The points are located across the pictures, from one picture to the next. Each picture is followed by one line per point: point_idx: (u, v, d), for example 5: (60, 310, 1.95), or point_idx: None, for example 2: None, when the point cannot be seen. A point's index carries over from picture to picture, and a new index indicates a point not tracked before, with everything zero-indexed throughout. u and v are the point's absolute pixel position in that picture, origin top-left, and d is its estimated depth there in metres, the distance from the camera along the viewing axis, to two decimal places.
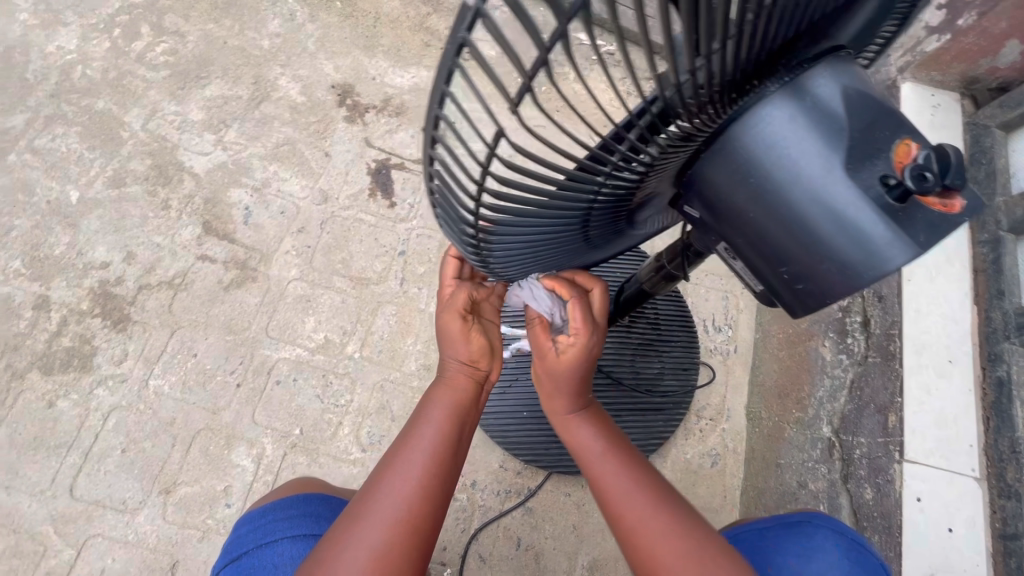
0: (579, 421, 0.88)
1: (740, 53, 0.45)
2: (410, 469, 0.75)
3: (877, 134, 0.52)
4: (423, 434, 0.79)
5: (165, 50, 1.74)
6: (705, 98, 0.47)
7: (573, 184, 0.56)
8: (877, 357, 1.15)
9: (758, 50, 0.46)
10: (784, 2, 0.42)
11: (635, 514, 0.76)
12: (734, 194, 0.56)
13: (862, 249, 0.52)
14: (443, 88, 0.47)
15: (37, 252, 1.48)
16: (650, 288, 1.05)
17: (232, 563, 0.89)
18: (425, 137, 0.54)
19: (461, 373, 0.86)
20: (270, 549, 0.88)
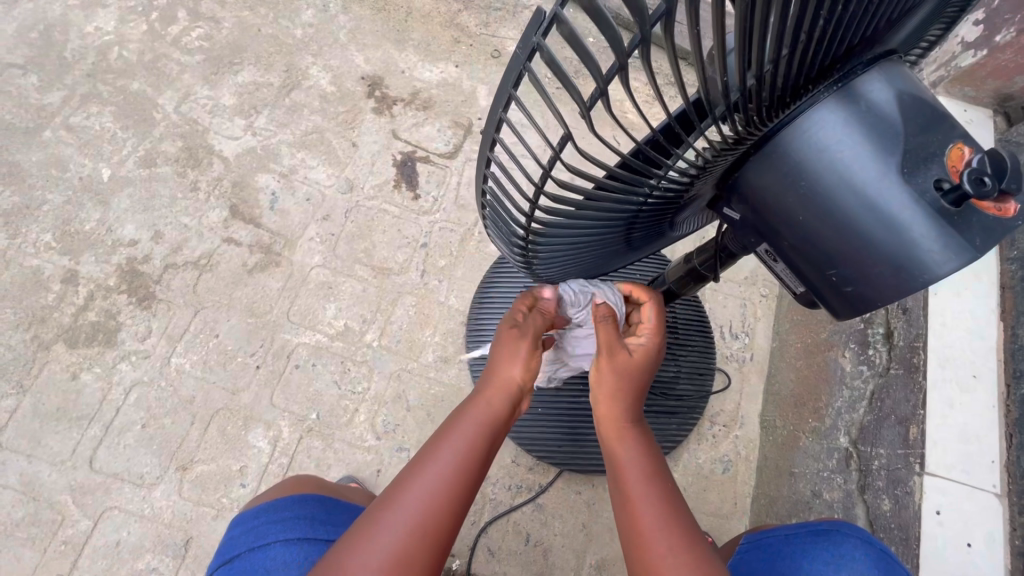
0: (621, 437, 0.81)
1: (800, 64, 0.46)
2: (434, 474, 0.71)
3: (930, 139, 0.52)
4: (450, 437, 0.74)
5: (200, 35, 1.76)
6: (760, 106, 0.48)
7: (624, 185, 0.60)
8: (900, 369, 1.15)
9: (817, 61, 0.47)
10: (847, 15, 0.44)
11: (657, 547, 0.68)
12: (784, 197, 0.57)
13: (916, 252, 0.52)
14: (510, 92, 0.51)
15: (68, 227, 1.50)
16: (677, 288, 1.06)
17: (222, 566, 0.86)
18: (485, 139, 0.59)
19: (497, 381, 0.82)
20: (261, 552, 0.86)
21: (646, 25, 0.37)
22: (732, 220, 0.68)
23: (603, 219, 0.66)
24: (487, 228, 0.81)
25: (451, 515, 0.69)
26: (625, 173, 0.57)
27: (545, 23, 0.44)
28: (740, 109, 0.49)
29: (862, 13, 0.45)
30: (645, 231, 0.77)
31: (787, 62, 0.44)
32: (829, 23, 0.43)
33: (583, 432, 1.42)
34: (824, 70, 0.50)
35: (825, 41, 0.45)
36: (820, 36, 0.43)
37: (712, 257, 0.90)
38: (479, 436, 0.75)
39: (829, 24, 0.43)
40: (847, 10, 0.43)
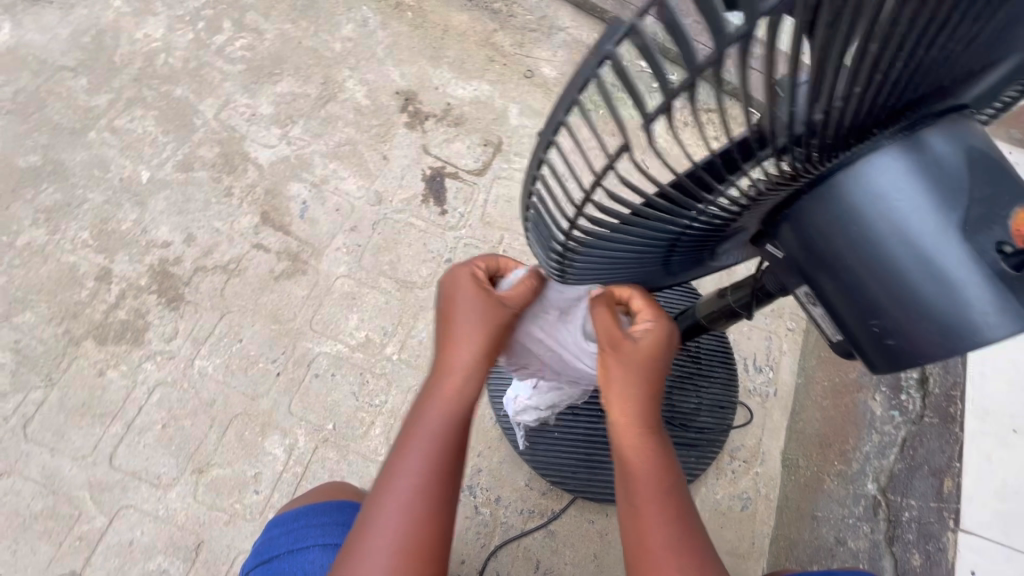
0: (641, 440, 0.82)
1: (871, 102, 0.44)
2: (404, 490, 0.74)
3: (995, 201, 0.51)
4: (412, 455, 0.76)
5: (243, 45, 1.81)
6: (822, 142, 0.46)
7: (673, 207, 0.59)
8: (935, 418, 1.15)
9: (887, 101, 0.44)
10: (926, 59, 0.41)
11: (658, 548, 0.74)
12: (832, 240, 0.55)
13: (969, 316, 0.51)
14: (573, 97, 0.49)
15: (105, 226, 1.55)
16: (707, 322, 1.04)
17: (261, 565, 0.88)
18: (538, 143, 0.57)
19: (461, 370, 0.81)
20: (301, 555, 0.87)
21: (726, 42, 0.34)
22: (775, 257, 0.66)
23: (645, 239, 0.65)
24: (526, 234, 0.78)
25: (430, 522, 0.73)
26: (673, 194, 0.56)
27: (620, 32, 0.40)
28: (801, 146, 0.46)
29: (937, 61, 0.43)
30: (684, 257, 0.75)
31: (857, 99, 0.42)
32: (904, 66, 0.41)
33: (599, 457, 1.40)
34: (893, 112, 0.48)
35: (893, 88, 0.43)
36: (885, 84, 0.42)
37: (748, 294, 0.89)
38: (452, 420, 0.79)
39: (902, 68, 0.41)
40: (924, 58, 0.41)
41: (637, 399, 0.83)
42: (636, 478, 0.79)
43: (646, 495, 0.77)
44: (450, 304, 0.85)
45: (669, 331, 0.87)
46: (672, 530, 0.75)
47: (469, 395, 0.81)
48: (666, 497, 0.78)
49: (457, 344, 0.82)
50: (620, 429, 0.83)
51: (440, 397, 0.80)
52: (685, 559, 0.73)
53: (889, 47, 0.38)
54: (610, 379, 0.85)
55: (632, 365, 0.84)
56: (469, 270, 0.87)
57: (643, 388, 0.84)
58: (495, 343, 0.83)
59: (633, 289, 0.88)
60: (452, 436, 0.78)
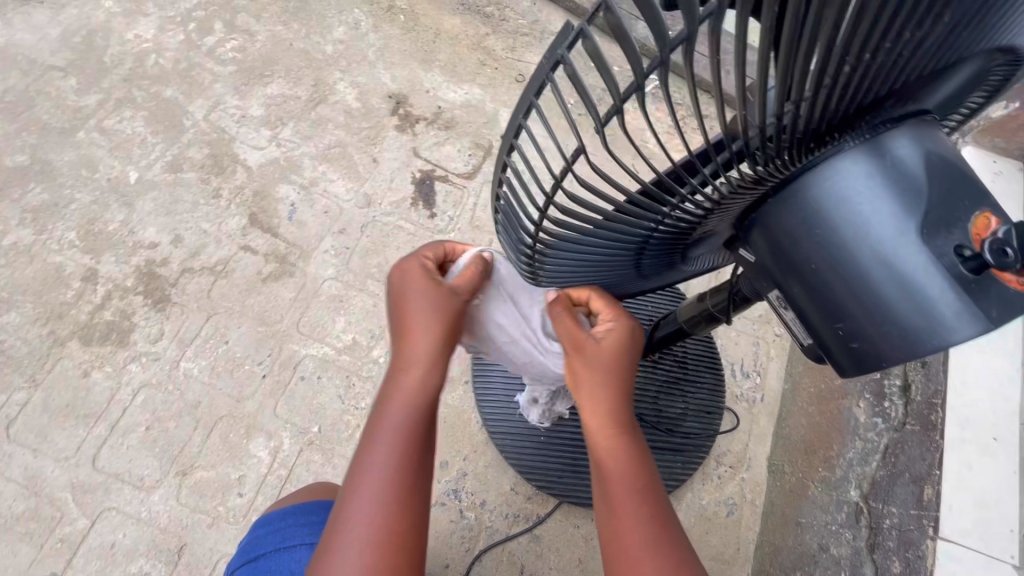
0: (616, 437, 0.82)
1: (828, 106, 0.44)
2: (371, 489, 0.73)
3: (957, 204, 0.51)
4: (375, 454, 0.75)
5: (234, 47, 1.81)
6: (783, 143, 0.47)
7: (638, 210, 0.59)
8: (916, 426, 1.16)
9: (846, 104, 0.45)
10: (882, 63, 0.42)
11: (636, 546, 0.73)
12: (798, 241, 0.55)
13: (932, 318, 0.50)
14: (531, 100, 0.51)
15: (92, 226, 1.54)
16: (689, 328, 1.05)
17: (248, 564, 0.87)
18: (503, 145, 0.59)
19: (415, 361, 0.81)
20: (287, 554, 0.87)
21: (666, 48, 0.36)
22: (747, 261, 0.66)
23: (612, 240, 0.65)
24: (498, 234, 0.79)
25: (400, 517, 0.73)
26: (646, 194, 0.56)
27: (571, 36, 0.43)
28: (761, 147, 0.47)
29: (894, 66, 0.43)
30: (655, 259, 0.75)
31: (811, 104, 0.43)
32: (858, 72, 0.41)
33: (585, 462, 1.40)
34: (855, 116, 0.48)
35: (853, 89, 0.43)
36: (847, 82, 0.42)
37: (726, 299, 0.89)
38: (413, 410, 0.78)
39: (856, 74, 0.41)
40: (881, 61, 0.41)
41: (601, 389, 0.84)
42: (603, 466, 0.80)
43: (620, 491, 0.77)
44: (403, 297, 0.84)
45: (633, 330, 0.88)
46: (640, 508, 0.76)
47: (431, 386, 0.81)
48: (643, 493, 0.77)
49: (410, 334, 0.82)
50: (594, 427, 0.84)
51: (396, 394, 0.79)
52: (661, 556, 0.72)
53: (851, 44, 0.38)
54: (577, 375, 0.87)
55: (600, 363, 0.85)
56: (419, 263, 0.87)
57: (606, 379, 0.85)
58: (446, 330, 0.83)
59: (590, 291, 0.91)
60: (414, 426, 0.78)
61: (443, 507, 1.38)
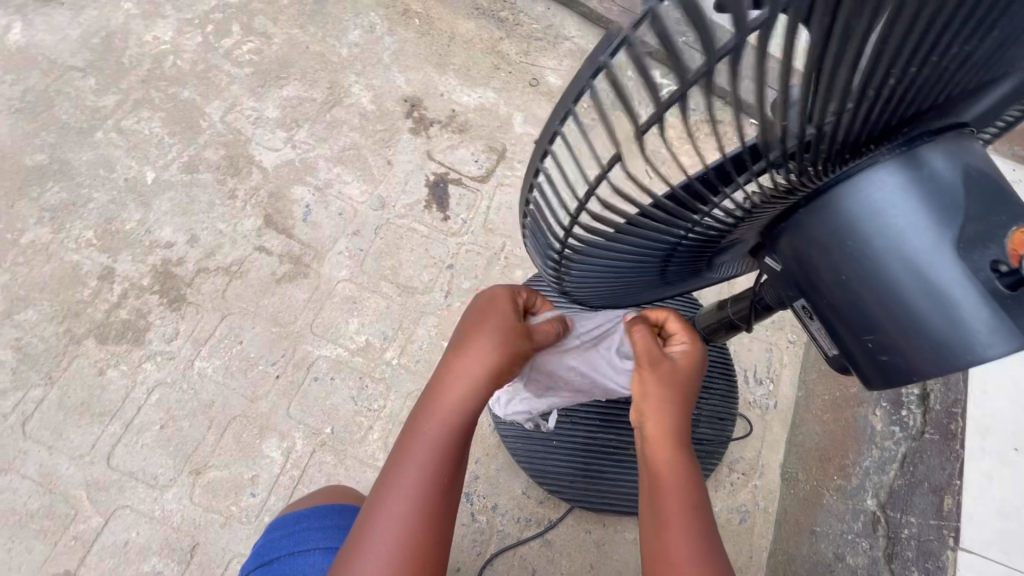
0: (675, 457, 0.81)
1: (869, 117, 0.44)
2: (403, 492, 0.74)
3: (995, 217, 0.51)
4: (413, 459, 0.76)
5: (251, 49, 1.83)
6: (820, 155, 0.46)
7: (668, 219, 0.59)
8: (935, 435, 1.16)
9: (886, 115, 0.44)
10: (926, 74, 0.42)
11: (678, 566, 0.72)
12: (829, 254, 0.55)
13: (964, 333, 0.50)
14: (570, 106, 0.53)
15: (109, 226, 1.55)
16: (707, 334, 1.04)
17: (262, 567, 0.88)
18: (538, 150, 0.61)
19: (472, 380, 0.80)
20: (301, 558, 0.87)
21: (714, 57, 0.36)
22: (773, 270, 0.66)
23: (642, 248, 0.66)
24: (524, 239, 0.80)
25: (428, 527, 0.73)
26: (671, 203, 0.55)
27: (616, 44, 0.44)
28: (797, 158, 0.46)
29: (935, 79, 0.43)
30: (680, 267, 0.75)
31: (852, 115, 0.42)
32: (899, 84, 0.41)
33: (597, 468, 1.39)
34: (892, 129, 0.48)
35: (894, 101, 0.43)
36: (888, 95, 0.42)
37: (747, 307, 0.89)
38: (452, 432, 0.78)
39: (898, 85, 0.41)
40: (925, 73, 0.41)
41: (671, 411, 0.84)
42: (664, 485, 0.79)
43: (672, 508, 0.76)
44: (479, 318, 0.85)
45: (702, 362, 0.91)
46: (697, 534, 0.74)
47: (472, 410, 0.80)
48: (692, 516, 0.76)
49: (468, 354, 0.80)
50: (652, 444, 0.83)
51: (445, 405, 0.79)
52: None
53: (897, 54, 0.38)
54: (645, 391, 0.86)
55: (670, 383, 0.86)
56: (509, 294, 0.89)
57: (674, 402, 0.85)
58: (505, 366, 0.82)
59: (668, 313, 0.94)
60: (451, 448, 0.77)
61: None
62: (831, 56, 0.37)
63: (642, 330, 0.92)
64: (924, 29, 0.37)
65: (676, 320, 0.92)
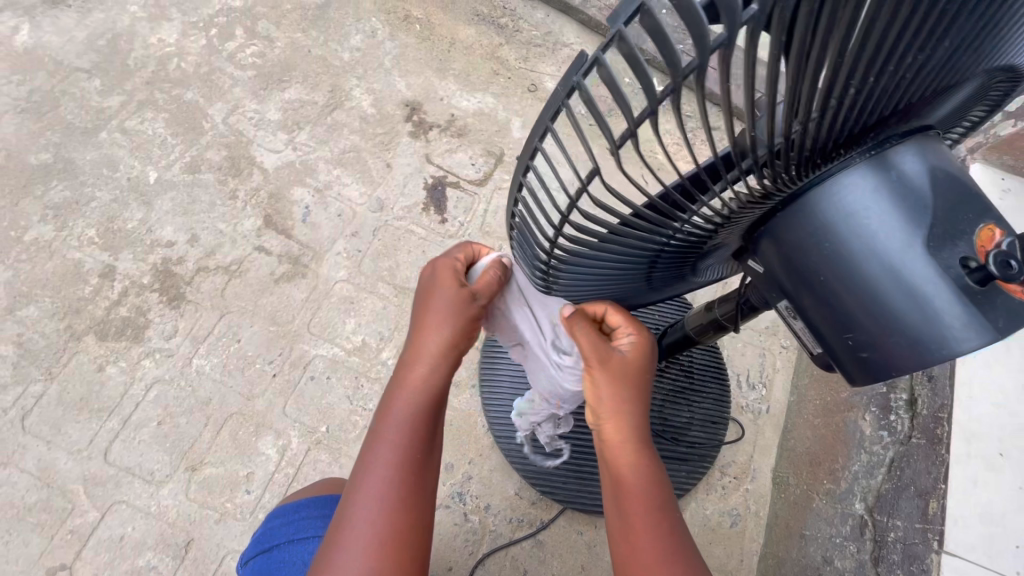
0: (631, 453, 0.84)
1: (836, 124, 0.45)
2: (376, 473, 0.75)
3: (962, 216, 0.53)
4: (382, 440, 0.78)
5: (254, 53, 1.86)
6: (792, 161, 0.48)
7: (650, 226, 0.60)
8: (922, 439, 1.16)
9: (853, 121, 0.46)
10: (887, 81, 0.43)
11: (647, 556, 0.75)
12: (807, 256, 0.56)
13: (938, 327, 0.52)
14: (547, 124, 0.51)
15: (111, 224, 1.58)
16: (696, 335, 1.06)
17: (262, 554, 0.89)
18: (518, 166, 0.60)
19: (435, 354, 0.84)
20: (301, 545, 0.88)
21: (679, 76, 0.37)
22: (755, 272, 0.67)
23: (626, 254, 0.67)
24: (512, 248, 0.81)
25: (402, 505, 0.74)
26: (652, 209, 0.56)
27: (586, 64, 0.44)
28: (770, 165, 0.48)
29: (897, 86, 0.45)
30: (666, 272, 0.77)
31: (819, 122, 0.44)
32: (862, 92, 0.43)
33: (590, 469, 1.40)
34: (860, 135, 0.50)
35: (858, 110, 0.45)
36: (852, 103, 0.43)
37: (734, 307, 0.90)
38: (417, 406, 0.81)
39: (861, 94, 0.43)
40: (882, 84, 0.43)
41: (627, 410, 0.86)
42: (625, 484, 0.81)
43: (636, 502, 0.79)
44: (427, 297, 0.87)
45: (649, 346, 0.90)
46: (660, 525, 0.77)
47: (436, 382, 0.83)
48: (656, 503, 0.79)
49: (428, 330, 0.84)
50: (610, 442, 0.85)
51: (411, 381, 0.82)
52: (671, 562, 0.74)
53: (855, 67, 0.40)
54: (599, 397, 0.86)
55: (619, 380, 0.86)
56: (450, 263, 0.90)
57: (629, 401, 0.86)
58: (463, 334, 0.85)
59: (607, 306, 0.88)
60: (421, 421, 0.80)
61: (447, 509, 1.39)
62: (793, 67, 0.39)
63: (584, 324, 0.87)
64: (878, 44, 0.39)
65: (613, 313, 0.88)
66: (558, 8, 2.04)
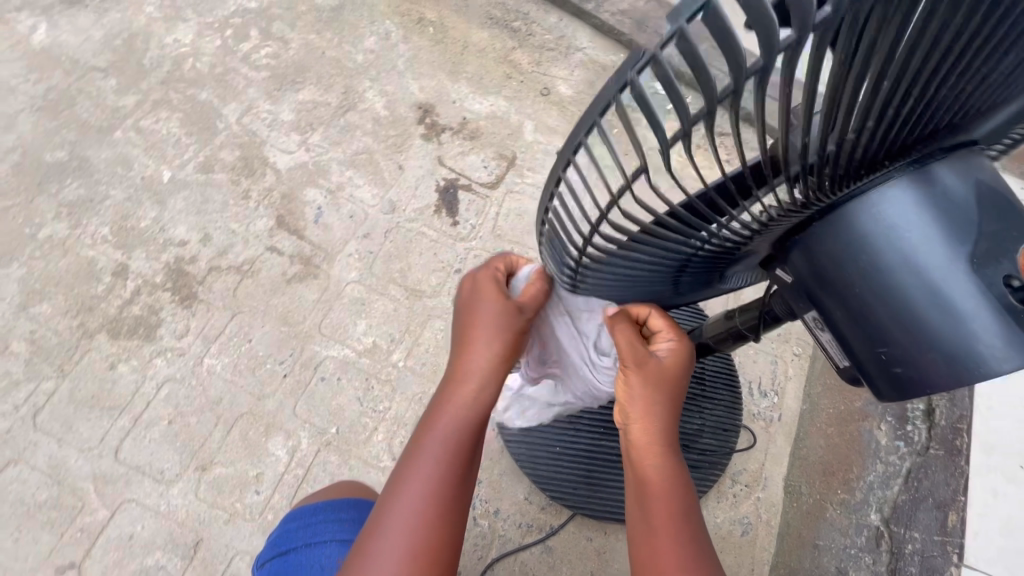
0: (660, 458, 0.83)
1: (887, 135, 0.44)
2: (416, 488, 0.75)
3: (1004, 234, 0.52)
4: (424, 456, 0.77)
5: (268, 54, 1.86)
6: (838, 172, 0.47)
7: (684, 232, 0.59)
8: (940, 451, 1.26)
9: (904, 132, 0.45)
10: (942, 93, 0.42)
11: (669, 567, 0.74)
12: (842, 268, 0.55)
13: (978, 346, 0.51)
14: (596, 119, 0.48)
15: (125, 223, 1.58)
16: (715, 343, 1.05)
17: (278, 558, 0.89)
18: (557, 163, 0.58)
19: (481, 372, 0.82)
20: (318, 549, 0.88)
21: (743, 77, 0.36)
22: (784, 281, 0.66)
23: (654, 259, 0.66)
24: (540, 245, 0.80)
25: (442, 521, 0.75)
26: (682, 216, 0.56)
27: (643, 60, 0.41)
28: (814, 175, 0.47)
29: (950, 99, 0.44)
30: (692, 278, 0.76)
31: (871, 133, 0.43)
32: (915, 105, 0.42)
33: (600, 475, 1.39)
34: (908, 146, 0.49)
35: (910, 121, 0.44)
36: (902, 116, 0.43)
37: (756, 317, 0.89)
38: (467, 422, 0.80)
39: (916, 104, 0.42)
40: (938, 96, 0.42)
41: (656, 410, 0.85)
42: (651, 488, 0.80)
43: (660, 511, 0.78)
44: (470, 311, 0.85)
45: (689, 352, 0.88)
46: (682, 526, 0.77)
47: (483, 401, 0.82)
48: (681, 514, 0.78)
49: (473, 346, 0.82)
50: (638, 444, 0.85)
51: (455, 399, 0.81)
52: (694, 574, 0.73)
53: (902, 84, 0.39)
54: (631, 395, 0.86)
55: (657, 384, 0.85)
56: (492, 276, 0.87)
57: (662, 402, 0.85)
58: (509, 352, 0.83)
59: (651, 308, 0.88)
60: (464, 438, 0.79)
61: None
62: (852, 77, 0.38)
63: (626, 324, 0.86)
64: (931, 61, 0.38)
65: (658, 316, 0.87)
66: (571, 12, 2.04)
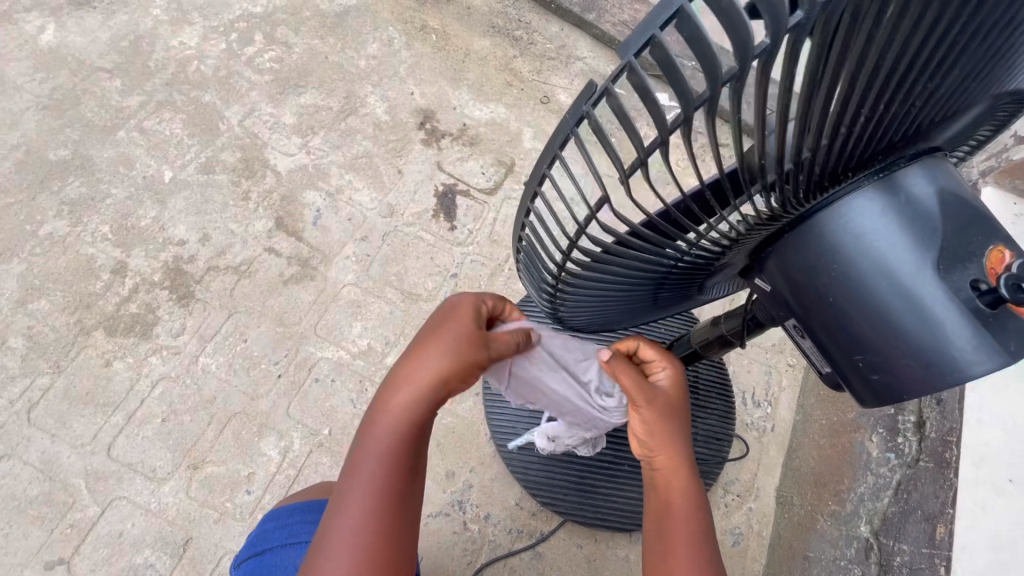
0: (678, 483, 0.83)
1: (848, 149, 0.45)
2: (359, 486, 0.73)
3: (970, 238, 0.52)
4: (368, 458, 0.74)
5: (272, 58, 1.89)
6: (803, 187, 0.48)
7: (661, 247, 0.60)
8: (930, 463, 1.21)
9: (864, 148, 0.46)
10: (901, 108, 0.44)
11: None
12: (816, 276, 0.56)
13: (949, 350, 0.51)
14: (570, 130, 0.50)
15: (126, 221, 1.60)
16: (701, 350, 1.05)
17: (254, 558, 0.89)
18: (534, 176, 0.60)
19: (430, 386, 0.77)
20: (294, 550, 0.88)
21: (718, 82, 0.37)
22: (762, 290, 0.66)
23: (631, 275, 0.66)
24: (519, 259, 0.82)
25: (384, 523, 0.72)
26: (647, 229, 0.56)
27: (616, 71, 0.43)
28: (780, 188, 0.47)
29: (908, 113, 0.45)
30: (672, 292, 0.77)
31: (830, 147, 0.44)
32: (877, 118, 0.43)
33: (592, 481, 1.39)
34: (869, 159, 0.50)
35: (869, 136, 0.45)
36: (862, 131, 0.44)
37: (739, 323, 0.90)
38: (404, 442, 0.75)
39: (872, 120, 0.43)
40: (896, 110, 0.44)
41: (674, 440, 0.86)
42: (669, 511, 0.81)
43: (677, 533, 0.78)
44: (431, 330, 0.80)
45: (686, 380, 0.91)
46: (699, 544, 0.77)
47: (425, 411, 0.78)
48: (699, 538, 0.78)
49: (420, 359, 0.77)
50: (657, 472, 0.85)
51: (400, 409, 0.77)
52: None
53: (864, 96, 0.40)
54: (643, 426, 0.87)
55: (668, 413, 0.87)
56: (474, 302, 0.84)
57: (676, 431, 0.86)
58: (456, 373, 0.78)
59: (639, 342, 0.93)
60: (407, 443, 0.76)
61: (446, 517, 1.38)
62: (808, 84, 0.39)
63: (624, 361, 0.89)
64: (888, 78, 0.39)
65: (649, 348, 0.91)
66: (573, 22, 2.07)
